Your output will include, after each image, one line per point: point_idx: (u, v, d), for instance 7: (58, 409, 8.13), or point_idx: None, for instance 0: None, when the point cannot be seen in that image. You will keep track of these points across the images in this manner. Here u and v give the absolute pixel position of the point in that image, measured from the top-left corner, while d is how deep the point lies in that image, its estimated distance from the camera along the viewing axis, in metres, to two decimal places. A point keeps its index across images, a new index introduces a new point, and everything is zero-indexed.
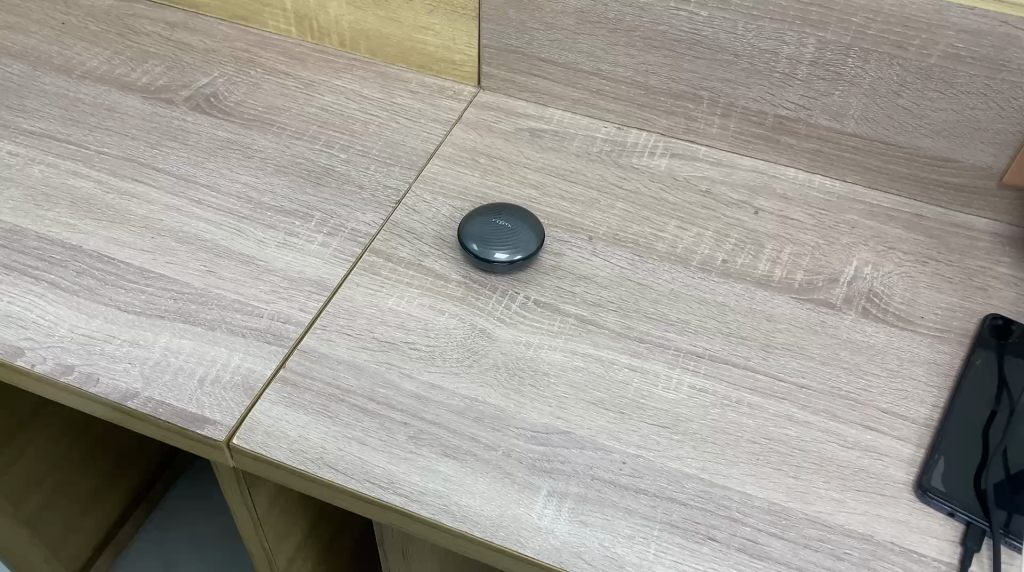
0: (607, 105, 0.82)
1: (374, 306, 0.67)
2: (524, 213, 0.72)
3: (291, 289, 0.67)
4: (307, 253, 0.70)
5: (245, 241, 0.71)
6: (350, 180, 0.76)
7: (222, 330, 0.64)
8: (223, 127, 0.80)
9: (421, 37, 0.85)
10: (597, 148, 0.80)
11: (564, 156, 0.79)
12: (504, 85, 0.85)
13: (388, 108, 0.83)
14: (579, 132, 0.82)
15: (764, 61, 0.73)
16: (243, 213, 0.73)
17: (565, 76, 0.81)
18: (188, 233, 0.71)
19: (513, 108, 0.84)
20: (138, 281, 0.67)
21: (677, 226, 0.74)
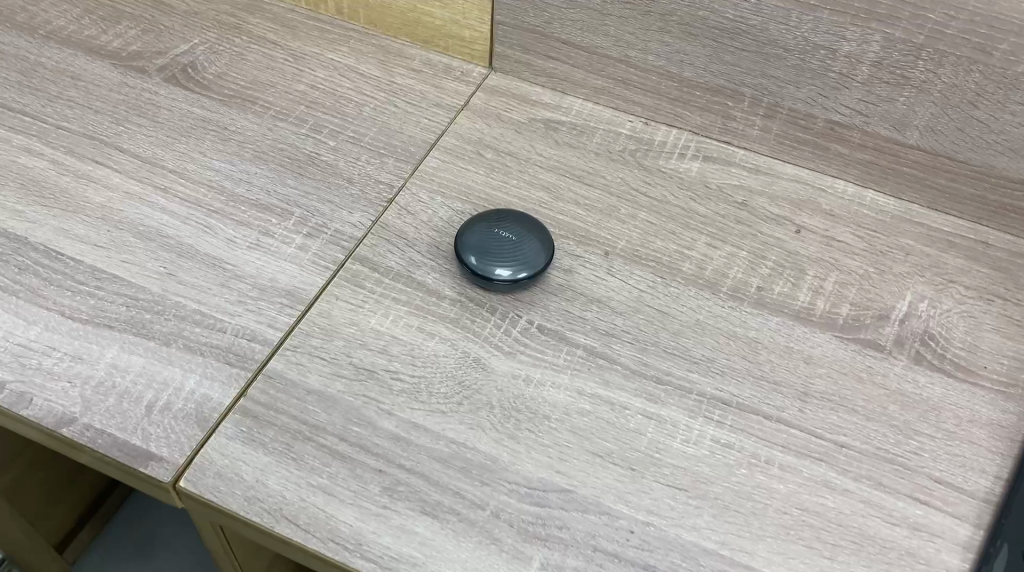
0: (634, 97, 0.72)
1: (354, 325, 0.58)
2: (528, 218, 0.63)
3: (260, 300, 0.59)
4: (281, 257, 0.61)
5: (213, 240, 0.62)
6: (337, 172, 0.67)
7: (176, 346, 0.56)
8: (199, 103, 0.71)
9: (427, 8, 0.75)
10: (620, 146, 0.71)
11: (581, 154, 0.70)
12: (518, 67, 0.75)
13: (386, 89, 0.74)
14: (600, 126, 0.72)
15: (819, 58, 0.63)
16: (214, 206, 0.64)
17: (587, 62, 0.72)
18: (149, 228, 0.62)
19: (527, 94, 0.75)
20: (88, 282, 0.59)
21: (706, 243, 0.65)
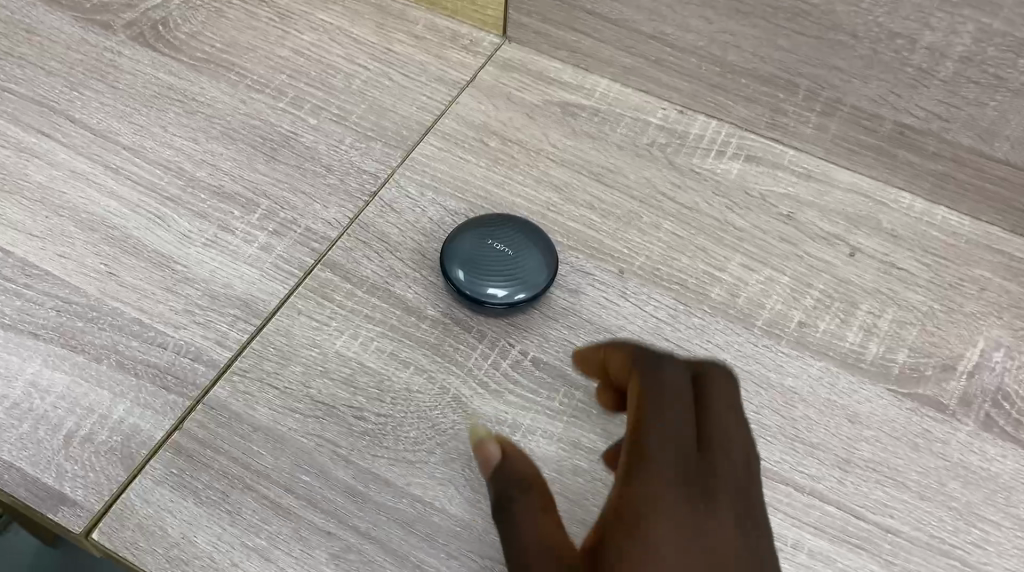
0: (668, 81, 0.61)
1: (316, 347, 0.49)
2: (530, 225, 0.54)
3: (211, 311, 0.51)
4: (240, 259, 0.53)
5: (165, 235, 0.54)
6: (315, 157, 0.58)
7: (107, 364, 0.48)
8: (166, 67, 0.62)
9: None
10: (648, 139, 0.61)
11: (602, 147, 0.60)
12: (536, 39, 0.65)
13: (382, 59, 0.64)
14: (626, 113, 0.62)
15: (894, 49, 0.52)
16: (169, 192, 0.55)
17: (615, 37, 0.61)
18: (92, 215, 0.54)
19: (544, 71, 0.64)
20: (15, 278, 0.51)
21: (740, 264, 0.55)
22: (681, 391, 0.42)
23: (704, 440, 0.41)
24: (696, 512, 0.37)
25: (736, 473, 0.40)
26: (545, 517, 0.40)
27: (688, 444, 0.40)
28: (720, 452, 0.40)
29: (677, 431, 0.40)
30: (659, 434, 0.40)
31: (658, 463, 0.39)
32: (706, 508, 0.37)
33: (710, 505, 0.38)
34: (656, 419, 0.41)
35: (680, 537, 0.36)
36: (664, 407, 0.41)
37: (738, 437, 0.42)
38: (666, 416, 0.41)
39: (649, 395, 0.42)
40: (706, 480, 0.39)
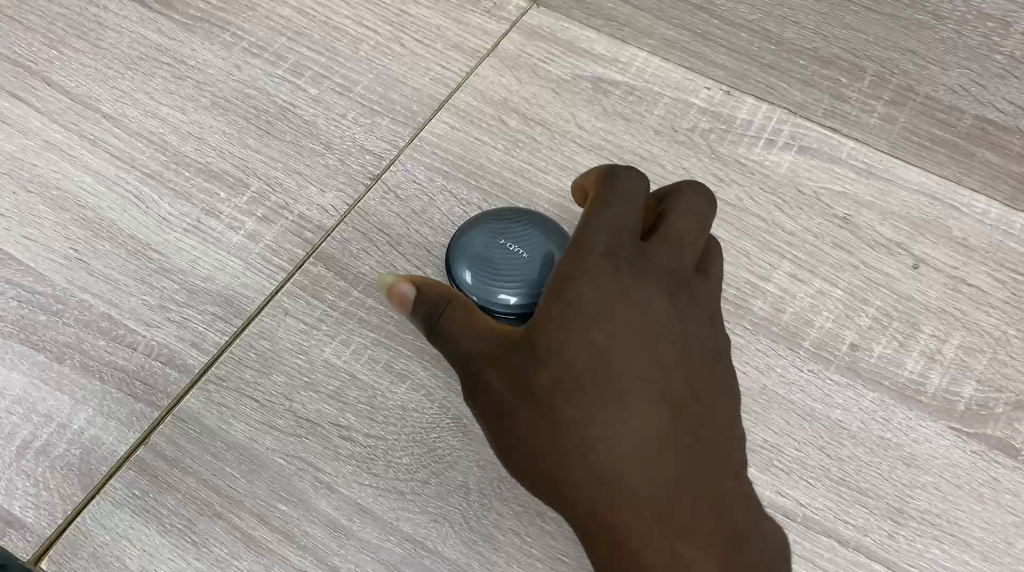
0: (714, 57, 0.54)
1: (302, 354, 0.44)
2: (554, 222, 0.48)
3: (188, 308, 0.45)
4: (224, 249, 0.47)
5: (143, 217, 0.48)
6: (313, 133, 0.52)
7: (70, 366, 0.43)
8: (154, 25, 0.56)
9: None
10: (689, 124, 0.54)
11: (636, 131, 0.54)
12: (567, 3, 0.58)
13: (394, 21, 0.57)
14: (665, 92, 0.55)
15: (983, 33, 0.44)
16: (150, 168, 0.50)
17: (656, 5, 0.54)
18: (64, 193, 0.49)
19: (575, 40, 0.57)
20: None
21: (787, 273, 0.48)
22: (626, 223, 0.42)
23: (652, 262, 0.42)
24: (643, 360, 0.38)
25: (687, 316, 0.41)
26: (486, 332, 0.41)
27: (632, 276, 0.41)
28: (670, 283, 0.42)
29: (615, 259, 0.41)
30: (600, 266, 0.41)
31: (602, 302, 0.39)
32: (656, 356, 0.39)
33: (663, 360, 0.39)
34: (595, 254, 0.41)
35: (625, 390, 0.37)
36: (599, 238, 0.42)
37: (688, 253, 0.43)
38: (600, 245, 0.42)
39: (591, 230, 0.42)
40: (651, 323, 0.39)
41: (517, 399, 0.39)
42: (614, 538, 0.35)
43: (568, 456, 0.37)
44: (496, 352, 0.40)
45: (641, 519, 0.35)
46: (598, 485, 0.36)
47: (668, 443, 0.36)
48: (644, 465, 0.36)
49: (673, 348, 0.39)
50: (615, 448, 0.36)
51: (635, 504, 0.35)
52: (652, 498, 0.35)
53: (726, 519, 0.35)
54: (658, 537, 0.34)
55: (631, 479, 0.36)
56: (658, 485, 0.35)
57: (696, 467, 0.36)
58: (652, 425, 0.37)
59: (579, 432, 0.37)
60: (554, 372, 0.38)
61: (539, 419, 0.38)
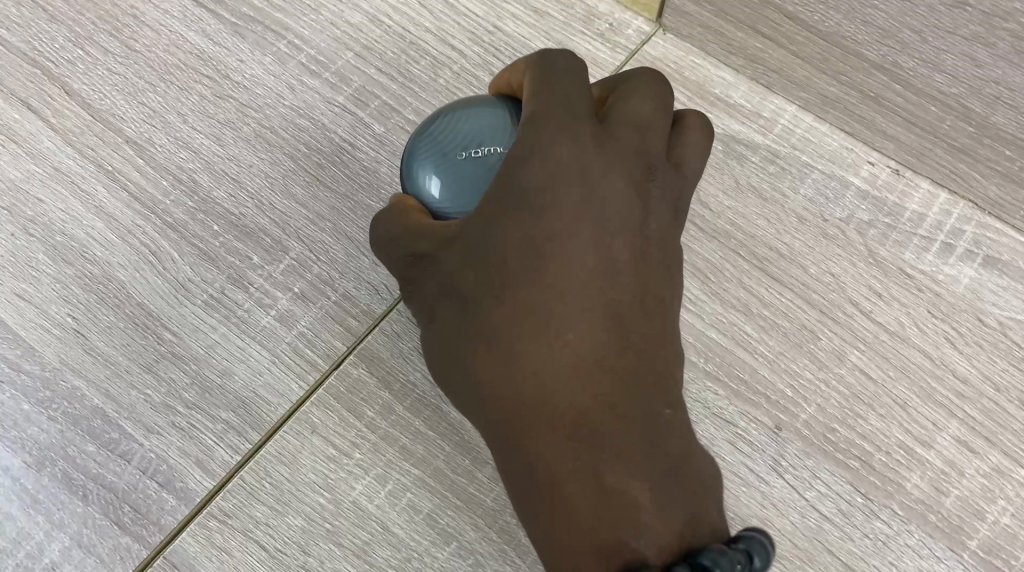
0: (888, 128, 0.42)
1: (327, 490, 0.36)
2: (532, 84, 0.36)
3: (197, 412, 0.37)
4: (249, 334, 0.39)
5: (157, 282, 0.40)
6: (372, 184, 0.42)
7: (49, 476, 0.36)
8: (197, 24, 0.46)
9: None
10: (842, 211, 0.42)
11: (774, 215, 0.42)
12: (703, 35, 0.45)
13: (484, 35, 0.46)
14: (817, 165, 0.43)
15: None
16: (172, 215, 0.41)
17: (822, 56, 0.41)
18: (70, 240, 0.40)
19: (706, 82, 0.46)
20: None
21: (956, 438, 0.37)
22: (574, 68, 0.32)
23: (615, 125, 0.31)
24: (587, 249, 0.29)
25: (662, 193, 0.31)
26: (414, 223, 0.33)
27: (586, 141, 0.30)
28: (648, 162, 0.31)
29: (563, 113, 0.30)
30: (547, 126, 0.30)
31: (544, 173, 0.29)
32: (611, 249, 0.29)
33: (619, 252, 0.29)
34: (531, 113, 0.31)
35: (560, 291, 0.28)
36: (545, 88, 0.31)
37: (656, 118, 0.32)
38: (546, 96, 0.31)
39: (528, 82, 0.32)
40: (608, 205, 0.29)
41: (443, 305, 0.31)
42: (527, 473, 0.27)
43: (490, 372, 0.29)
44: (425, 243, 0.32)
45: (565, 445, 0.26)
46: (520, 407, 0.28)
47: (610, 359, 0.27)
48: (579, 384, 0.27)
49: (636, 244, 0.30)
50: (543, 364, 0.28)
51: (559, 431, 0.26)
52: (581, 422, 0.26)
53: (672, 453, 0.26)
54: (579, 470, 0.25)
55: (561, 405, 0.27)
56: (591, 408, 0.26)
57: (643, 392, 0.27)
58: (592, 334, 0.28)
59: (504, 343, 0.29)
60: (482, 270, 0.30)
61: (457, 322, 0.30)
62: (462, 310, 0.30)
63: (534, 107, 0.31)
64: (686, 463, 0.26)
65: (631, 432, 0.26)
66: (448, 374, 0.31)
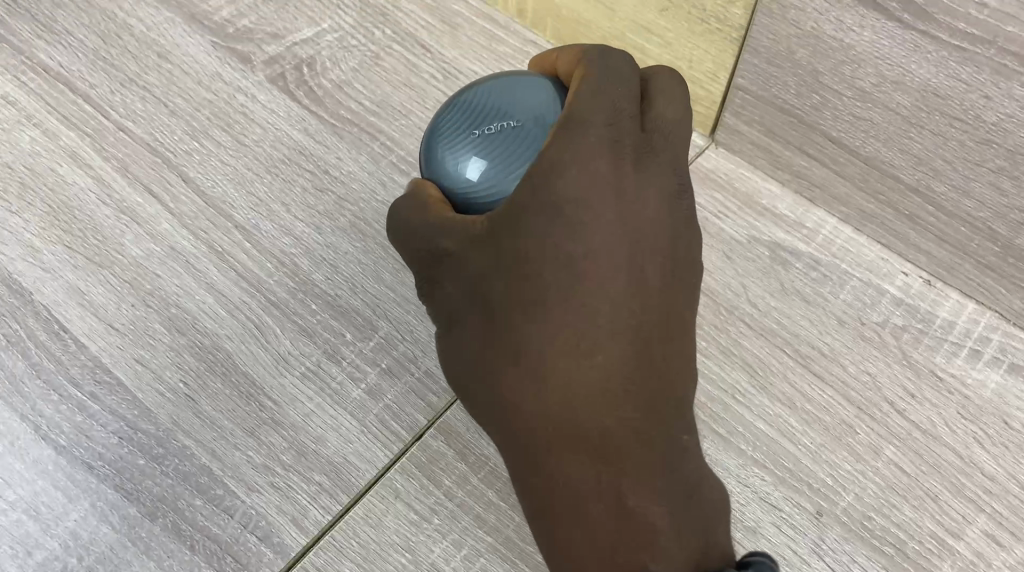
0: (921, 243, 0.46)
1: (408, 552, 0.40)
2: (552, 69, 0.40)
3: (294, 474, 0.41)
4: (341, 404, 0.43)
5: (260, 353, 0.44)
6: None
7: (161, 526, 0.40)
8: (301, 123, 0.52)
9: (639, 40, 0.51)
10: (878, 316, 0.46)
11: (816, 316, 0.46)
12: (752, 151, 0.51)
13: None
14: (855, 272, 0.48)
15: None
16: (276, 293, 0.46)
17: (861, 176, 0.46)
18: (184, 312, 0.45)
19: (755, 192, 0.50)
20: (84, 385, 0.43)
21: (983, 531, 0.41)
22: (621, 90, 0.36)
23: (650, 156, 0.35)
24: (623, 277, 0.34)
25: (683, 222, 0.36)
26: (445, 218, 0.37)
27: (628, 173, 0.34)
28: (673, 184, 0.36)
29: (609, 139, 0.34)
30: (593, 150, 0.34)
31: (586, 199, 0.34)
32: (640, 276, 0.34)
33: (645, 278, 0.34)
34: (580, 131, 0.34)
35: (593, 315, 0.33)
36: (596, 109, 0.35)
37: (683, 148, 0.37)
38: (597, 119, 0.35)
39: (576, 95, 0.35)
40: (641, 237, 0.34)
41: (466, 305, 0.36)
42: (554, 483, 0.33)
43: (513, 381, 0.34)
44: (448, 238, 0.37)
45: (593, 464, 0.33)
46: (546, 421, 0.33)
47: (634, 383, 0.33)
48: (605, 408, 0.33)
49: (660, 268, 0.34)
50: (576, 383, 0.33)
51: (586, 454, 0.33)
52: (607, 442, 0.33)
53: (681, 480, 0.33)
54: (606, 486, 0.32)
55: (585, 428, 0.33)
56: (618, 432, 0.33)
57: (658, 416, 0.34)
58: (618, 358, 0.33)
59: (535, 359, 0.33)
60: (515, 281, 0.34)
61: (487, 325, 0.35)
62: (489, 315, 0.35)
63: (582, 126, 0.34)
64: (696, 483, 0.34)
65: (649, 457, 0.33)
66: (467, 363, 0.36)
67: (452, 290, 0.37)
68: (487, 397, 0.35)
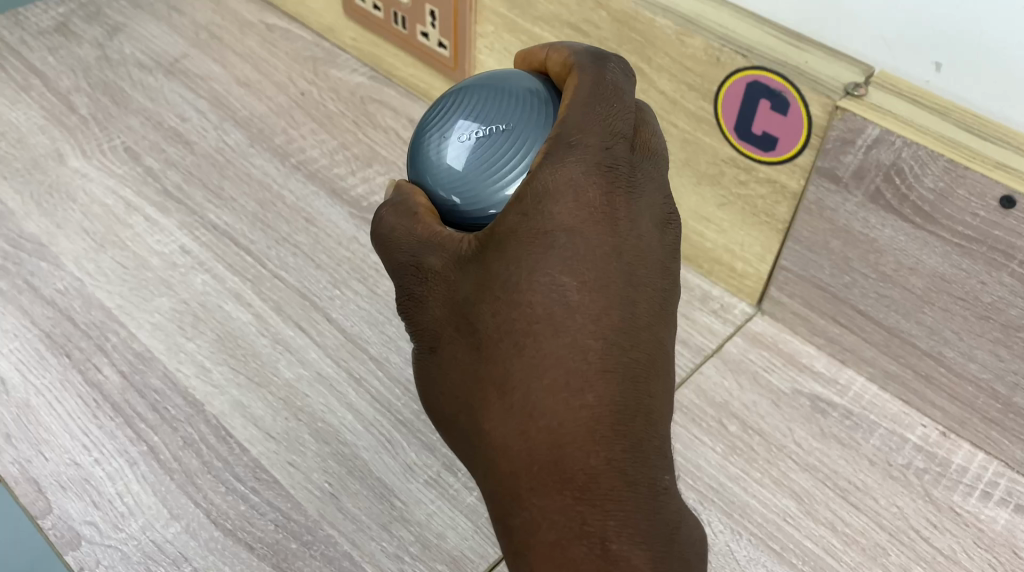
0: (936, 399, 0.56)
1: None
2: (545, 81, 0.45)
3: (420, 562, 0.49)
4: (458, 506, 0.52)
5: (391, 463, 0.54)
6: None
7: None
8: None
9: (699, 227, 0.63)
10: (903, 459, 0.56)
11: (851, 456, 0.56)
12: (792, 318, 0.62)
13: None
14: (882, 422, 0.57)
15: None
16: (403, 414, 0.56)
17: (884, 342, 0.57)
18: (328, 426, 0.55)
19: (796, 353, 0.61)
20: (246, 481, 0.52)
21: None
22: (615, 122, 0.41)
23: (637, 189, 0.41)
24: (613, 313, 0.39)
25: (664, 258, 0.42)
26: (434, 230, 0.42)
27: (619, 206, 0.40)
28: (657, 224, 0.42)
29: (601, 171, 0.39)
30: (586, 182, 0.39)
31: (578, 229, 0.39)
32: (628, 313, 0.39)
33: (633, 315, 0.39)
34: (570, 163, 0.39)
35: (583, 353, 0.38)
36: (591, 139, 0.40)
37: (662, 188, 0.43)
38: (592, 149, 0.39)
39: (567, 124, 0.40)
40: (631, 273, 0.40)
41: (454, 330, 0.42)
42: (540, 516, 0.37)
43: (506, 414, 0.39)
44: (434, 257, 0.42)
45: (578, 505, 0.37)
46: (535, 455, 0.38)
47: (620, 424, 0.38)
48: (593, 448, 0.37)
49: (646, 306, 0.40)
50: (565, 421, 0.37)
51: (573, 491, 0.37)
52: (592, 482, 0.37)
53: (661, 518, 0.38)
54: (591, 528, 0.36)
55: (573, 468, 0.37)
56: (603, 471, 0.37)
57: (641, 454, 0.38)
58: (605, 399, 0.38)
59: (528, 394, 0.38)
60: (508, 308, 0.39)
61: (480, 351, 0.40)
62: (478, 345, 0.40)
63: (573, 158, 0.39)
64: (675, 524, 0.38)
65: (632, 496, 0.37)
66: (461, 381, 0.41)
67: (438, 314, 0.42)
68: (482, 423, 0.40)
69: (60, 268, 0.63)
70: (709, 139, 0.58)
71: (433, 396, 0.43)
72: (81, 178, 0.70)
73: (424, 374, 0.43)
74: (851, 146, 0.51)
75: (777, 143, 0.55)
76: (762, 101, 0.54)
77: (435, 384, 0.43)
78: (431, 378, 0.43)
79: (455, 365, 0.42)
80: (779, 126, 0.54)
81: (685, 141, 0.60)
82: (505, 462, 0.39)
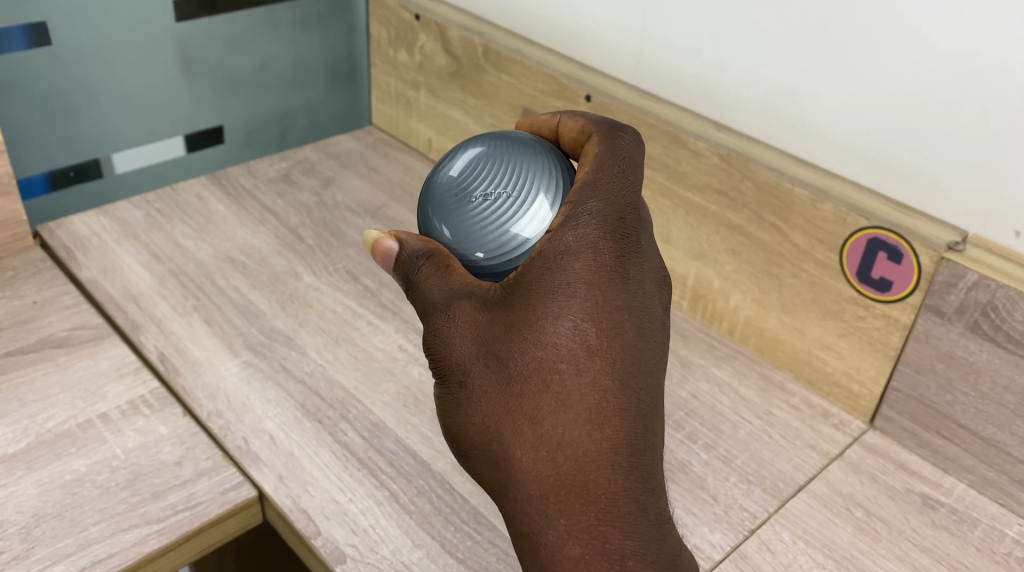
0: None
1: None
2: (551, 154, 0.60)
3: None
4: None
5: None
6: (706, 487, 0.70)
7: None
8: None
9: (821, 354, 0.78)
10: (1005, 548, 0.67)
11: (961, 544, 0.67)
12: (900, 432, 0.75)
13: (763, 417, 0.77)
14: (983, 518, 0.69)
15: None
16: None
17: (982, 451, 0.69)
18: None
19: (905, 461, 0.74)
20: (470, 524, 0.65)
21: None
22: (626, 199, 0.56)
23: (641, 259, 0.56)
24: (622, 359, 0.54)
25: (659, 320, 0.57)
26: (466, 282, 0.56)
27: (629, 272, 0.55)
28: (652, 291, 0.57)
29: (614, 241, 0.55)
30: (603, 252, 0.54)
31: (596, 289, 0.54)
32: (633, 363, 0.54)
33: (637, 362, 0.55)
34: (589, 229, 0.54)
35: (600, 393, 0.53)
36: (605, 209, 0.55)
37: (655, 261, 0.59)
38: (608, 222, 0.55)
39: (583, 188, 0.55)
40: (638, 328, 0.55)
41: (482, 366, 0.54)
42: (566, 530, 0.51)
43: (536, 439, 0.53)
44: (466, 302, 0.55)
45: (602, 523, 0.51)
46: (563, 478, 0.52)
47: (628, 454, 0.53)
48: (609, 475, 0.52)
49: (644, 355, 0.55)
50: (588, 449, 0.52)
51: (594, 509, 0.51)
52: (611, 505, 0.51)
53: (666, 542, 0.53)
54: (610, 546, 0.51)
55: (593, 488, 0.52)
56: (620, 496, 0.52)
57: (647, 483, 0.53)
58: (617, 433, 0.53)
59: (557, 425, 0.52)
60: (540, 349, 0.53)
61: (510, 382, 0.54)
62: (508, 380, 0.54)
63: (590, 222, 0.54)
64: (676, 552, 0.53)
65: (639, 518, 0.52)
66: (489, 407, 0.54)
67: (467, 351, 0.55)
68: (512, 443, 0.53)
69: (307, 355, 0.79)
70: (834, 282, 0.74)
71: (461, 421, 0.56)
72: (314, 291, 0.87)
73: (453, 403, 0.56)
74: (954, 287, 0.66)
75: (892, 285, 0.71)
76: (880, 253, 0.70)
77: (463, 412, 0.56)
78: (461, 405, 0.56)
79: (483, 396, 0.55)
80: (894, 272, 0.70)
81: (813, 283, 0.76)
82: (535, 482, 0.53)
